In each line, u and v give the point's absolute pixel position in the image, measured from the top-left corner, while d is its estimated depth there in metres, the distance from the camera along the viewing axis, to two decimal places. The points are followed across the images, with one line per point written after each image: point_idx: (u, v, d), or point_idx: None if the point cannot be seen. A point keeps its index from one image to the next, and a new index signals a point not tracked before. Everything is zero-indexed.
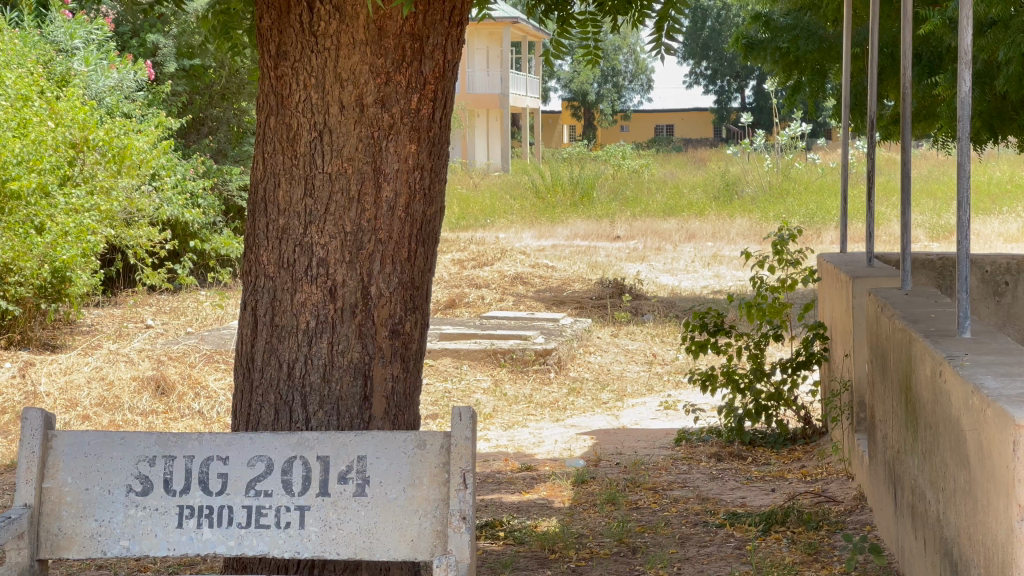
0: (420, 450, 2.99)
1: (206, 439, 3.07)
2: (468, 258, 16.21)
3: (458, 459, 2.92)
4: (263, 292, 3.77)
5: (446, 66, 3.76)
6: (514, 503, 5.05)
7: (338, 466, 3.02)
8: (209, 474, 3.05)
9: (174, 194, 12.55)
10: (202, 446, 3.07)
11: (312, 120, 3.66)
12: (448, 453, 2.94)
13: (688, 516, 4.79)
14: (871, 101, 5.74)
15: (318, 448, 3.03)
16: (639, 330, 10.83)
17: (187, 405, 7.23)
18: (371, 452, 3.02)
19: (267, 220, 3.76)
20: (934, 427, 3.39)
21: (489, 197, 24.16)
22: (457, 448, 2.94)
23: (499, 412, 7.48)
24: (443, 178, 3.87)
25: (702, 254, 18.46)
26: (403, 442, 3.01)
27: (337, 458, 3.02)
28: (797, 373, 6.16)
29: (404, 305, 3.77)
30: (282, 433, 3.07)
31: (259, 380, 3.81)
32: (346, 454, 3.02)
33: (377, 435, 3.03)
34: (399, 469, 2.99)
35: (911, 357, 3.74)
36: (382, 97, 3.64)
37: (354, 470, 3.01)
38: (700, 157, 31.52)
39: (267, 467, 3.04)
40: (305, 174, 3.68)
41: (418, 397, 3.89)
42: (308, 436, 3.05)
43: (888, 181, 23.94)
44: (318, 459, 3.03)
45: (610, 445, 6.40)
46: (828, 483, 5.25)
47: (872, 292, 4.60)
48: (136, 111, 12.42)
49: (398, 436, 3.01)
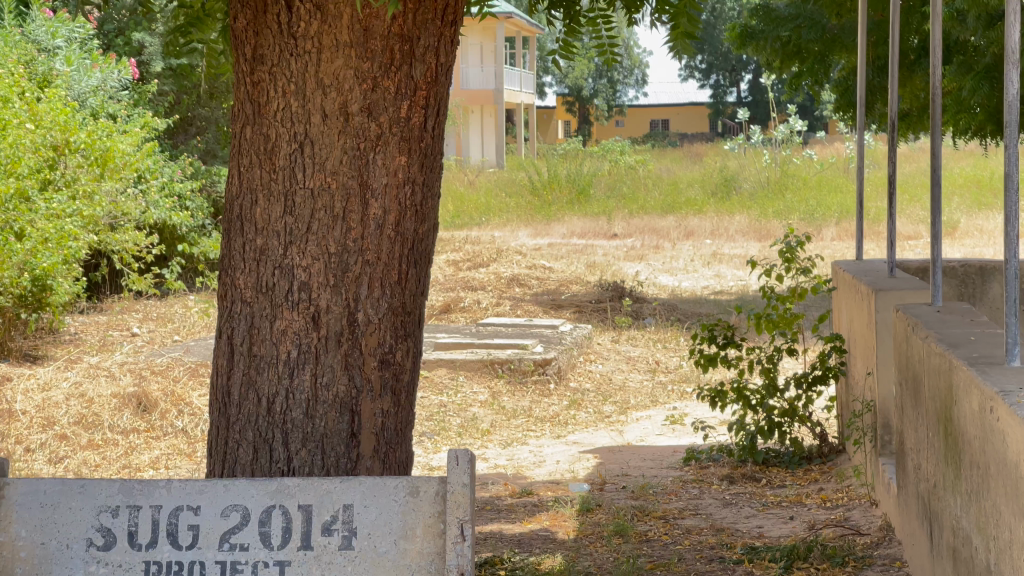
0: (412, 498, 2.66)
1: (175, 487, 2.73)
2: (464, 259, 15.88)
3: (456, 509, 2.59)
4: (240, 320, 3.43)
5: (439, 70, 3.43)
6: (515, 535, 4.71)
7: (323, 516, 2.68)
8: (178, 527, 2.71)
9: (161, 197, 12.19)
10: (171, 494, 2.73)
11: (292, 130, 3.33)
12: (444, 501, 2.61)
13: (703, 550, 4.46)
14: (892, 102, 5.34)
15: (299, 497, 2.70)
16: (641, 335, 10.50)
17: (170, 423, 6.89)
18: (358, 501, 2.68)
19: (243, 240, 3.42)
20: (981, 469, 3.08)
21: (484, 194, 23.78)
22: (452, 492, 2.61)
23: (497, 428, 7.14)
24: (436, 193, 3.54)
25: (701, 252, 18.14)
26: (395, 489, 2.68)
27: (321, 508, 2.68)
28: (812, 389, 5.84)
29: (395, 333, 3.44)
30: (258, 479, 2.73)
31: (236, 416, 3.45)
32: (331, 503, 2.68)
33: (365, 482, 2.70)
34: (390, 519, 2.66)
35: (953, 385, 3.41)
36: (369, 104, 3.32)
37: (340, 521, 2.68)
38: (694, 153, 31.19)
39: (243, 518, 2.71)
40: (285, 190, 3.35)
41: (410, 433, 3.54)
42: (288, 483, 2.71)
43: (887, 176, 23.64)
44: (299, 508, 2.70)
45: (616, 466, 6.07)
46: (850, 511, 4.93)
47: (901, 309, 4.28)
48: (120, 112, 12.08)
49: (389, 482, 2.68)
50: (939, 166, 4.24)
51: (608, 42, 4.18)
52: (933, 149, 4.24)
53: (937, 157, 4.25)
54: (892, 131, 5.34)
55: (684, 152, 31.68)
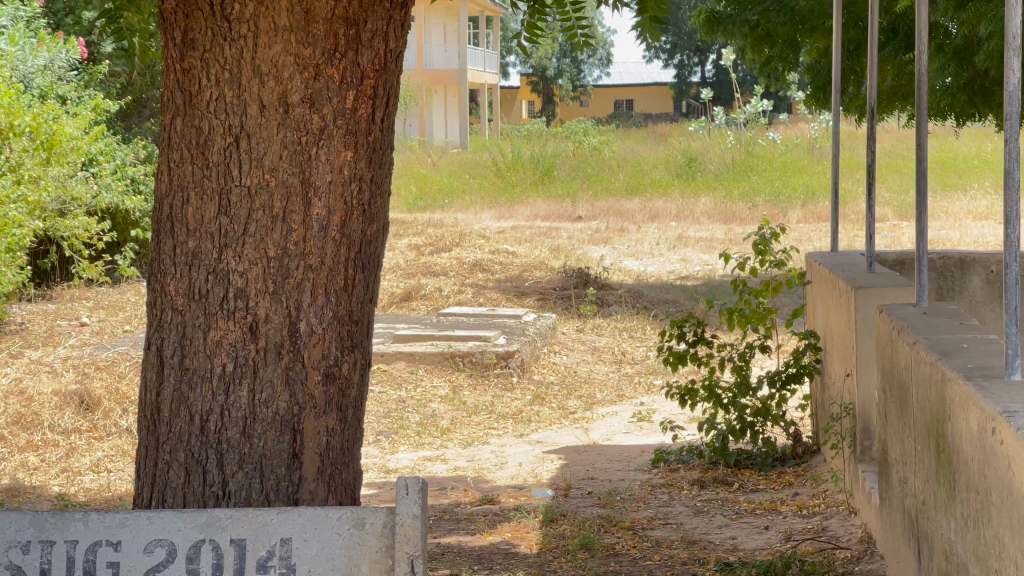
0: (358, 532, 2.47)
1: (94, 520, 2.53)
2: (425, 244, 15.58)
3: (406, 543, 2.40)
4: (171, 329, 3.13)
5: (388, 57, 3.15)
6: (474, 549, 4.43)
7: (258, 551, 2.49)
8: (97, 563, 2.51)
9: (113, 181, 11.84)
10: (89, 528, 2.53)
11: (226, 122, 3.04)
12: (392, 534, 2.41)
13: (674, 566, 4.19)
14: (871, 86, 4.98)
15: (232, 530, 2.50)
16: (606, 324, 10.23)
17: (114, 422, 6.58)
18: (297, 534, 2.49)
19: (173, 243, 3.11)
20: (978, 494, 2.83)
21: (446, 176, 23.46)
22: (401, 522, 2.40)
23: (457, 427, 6.86)
24: (386, 190, 3.25)
25: (666, 235, 17.90)
26: (337, 521, 2.48)
27: (256, 542, 2.49)
28: (786, 388, 5.58)
29: (340, 344, 3.16)
30: (187, 511, 2.53)
31: (166, 435, 3.15)
32: (268, 537, 2.49)
33: (304, 514, 2.50)
34: (333, 552, 2.47)
35: (946, 396, 3.15)
36: (311, 93, 3.03)
37: (277, 557, 2.48)
38: (659, 133, 30.92)
39: (169, 554, 2.50)
40: (219, 188, 3.05)
41: (358, 451, 3.26)
42: (219, 515, 2.52)
43: (852, 158, 23.44)
44: (232, 543, 2.50)
45: (581, 469, 5.81)
46: (827, 520, 4.67)
47: (884, 311, 4.02)
48: (69, 94, 11.72)
49: (331, 514, 2.48)
50: (924, 156, 3.95)
51: (575, 24, 3.91)
52: (918, 137, 3.95)
53: (922, 146, 3.96)
54: (870, 113, 4.97)
55: (648, 133, 31.40)
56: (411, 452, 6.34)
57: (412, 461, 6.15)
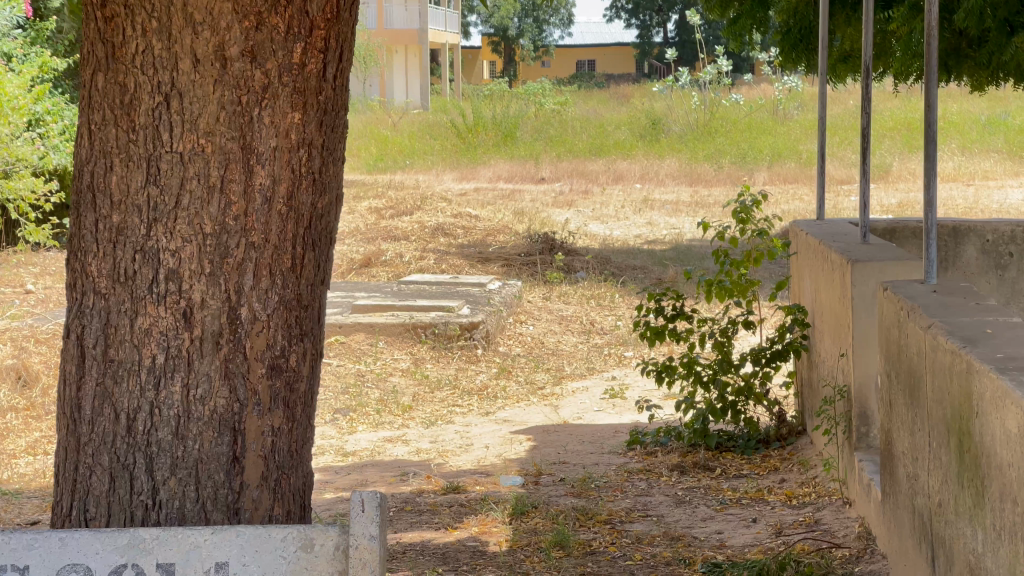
0: (305, 554, 2.14)
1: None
2: (385, 207, 15.18)
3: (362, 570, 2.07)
4: (93, 316, 2.73)
5: (341, 5, 2.76)
6: (439, 547, 4.05)
7: None
8: None
9: (60, 141, 11.38)
10: None
11: (155, 78, 2.65)
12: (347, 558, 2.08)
13: (658, 566, 3.83)
14: (866, 43, 4.60)
15: (158, 554, 2.18)
16: (574, 292, 9.86)
17: (52, 400, 6.19)
18: (235, 558, 2.17)
19: (95, 217, 2.72)
20: (1016, 507, 2.48)
21: (407, 136, 23.03)
22: (354, 542, 2.08)
23: (419, 404, 6.48)
24: (338, 157, 2.87)
25: (631, 198, 17.55)
26: (281, 542, 2.16)
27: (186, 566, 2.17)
28: (771, 365, 5.23)
29: (288, 333, 2.78)
30: (104, 531, 2.20)
31: (89, 436, 2.76)
32: (200, 561, 2.17)
33: (243, 534, 2.18)
34: None
35: (970, 387, 2.80)
36: (252, 46, 2.65)
37: None
38: (621, 94, 30.52)
39: None
40: (148, 155, 2.66)
41: (309, 453, 2.88)
42: (143, 536, 2.19)
43: (818, 119, 23.10)
44: (158, 568, 2.18)
45: (552, 452, 5.44)
46: (819, 512, 4.31)
47: (889, 289, 3.66)
48: (13, 50, 11.25)
49: (274, 535, 2.16)
50: (935, 120, 3.59)
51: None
52: (928, 97, 3.59)
53: (933, 109, 3.60)
54: (865, 71, 4.59)
55: (610, 93, 31.01)
56: (371, 432, 5.95)
57: (371, 442, 5.77)
